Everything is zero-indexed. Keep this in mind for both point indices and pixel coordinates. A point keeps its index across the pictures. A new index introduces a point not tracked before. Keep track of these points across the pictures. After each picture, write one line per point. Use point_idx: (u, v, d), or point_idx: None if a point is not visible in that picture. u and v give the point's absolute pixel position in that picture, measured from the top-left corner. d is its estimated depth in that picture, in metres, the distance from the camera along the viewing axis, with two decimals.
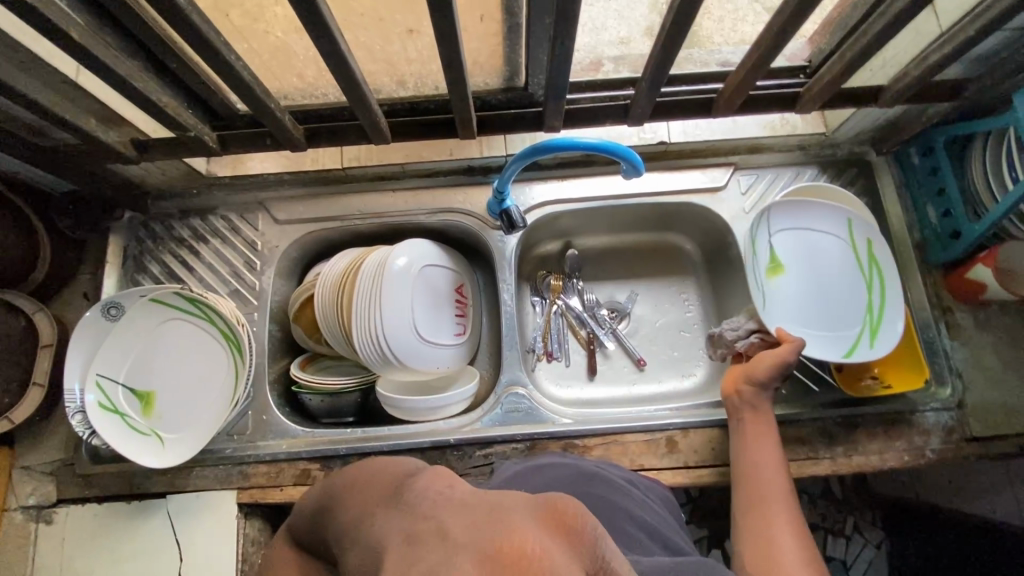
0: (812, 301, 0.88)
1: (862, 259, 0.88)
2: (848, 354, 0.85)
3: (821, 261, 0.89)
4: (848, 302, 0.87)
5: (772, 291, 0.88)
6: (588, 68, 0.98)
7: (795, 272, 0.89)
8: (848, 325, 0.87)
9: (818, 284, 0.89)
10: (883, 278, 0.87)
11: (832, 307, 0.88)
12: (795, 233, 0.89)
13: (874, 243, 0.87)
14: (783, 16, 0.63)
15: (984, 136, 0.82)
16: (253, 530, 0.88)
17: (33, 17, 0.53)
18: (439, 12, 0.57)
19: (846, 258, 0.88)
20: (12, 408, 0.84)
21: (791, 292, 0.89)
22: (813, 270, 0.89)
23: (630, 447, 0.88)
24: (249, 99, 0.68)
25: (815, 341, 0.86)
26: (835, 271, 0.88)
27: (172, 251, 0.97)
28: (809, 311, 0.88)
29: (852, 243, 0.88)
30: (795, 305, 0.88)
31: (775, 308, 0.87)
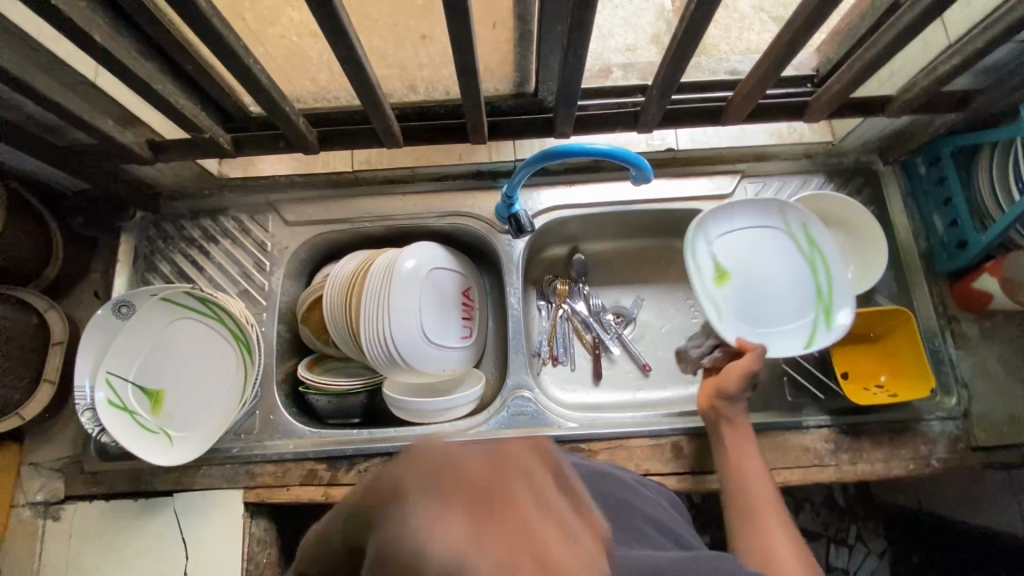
0: (767, 296, 0.91)
1: (802, 245, 0.91)
2: (813, 340, 0.88)
3: (766, 257, 0.92)
4: (802, 288, 0.90)
5: (725, 298, 0.90)
6: (596, 75, 0.99)
7: (738, 274, 0.91)
8: (803, 314, 0.89)
9: (766, 277, 0.91)
10: (826, 258, 0.90)
11: (785, 296, 0.90)
12: (728, 234, 0.92)
13: (810, 226, 0.91)
14: (794, 26, 0.64)
15: (991, 146, 0.83)
16: (258, 529, 0.88)
17: (56, 19, 0.54)
18: (455, 19, 0.58)
19: (787, 248, 0.91)
20: (23, 404, 0.85)
21: (743, 296, 0.91)
22: (756, 266, 0.92)
23: (635, 451, 0.88)
24: (265, 102, 0.69)
25: (779, 340, 0.89)
26: (781, 260, 0.91)
27: (182, 251, 0.98)
28: (766, 306, 0.90)
29: (788, 231, 0.92)
30: (748, 306, 0.90)
31: (733, 311, 0.90)
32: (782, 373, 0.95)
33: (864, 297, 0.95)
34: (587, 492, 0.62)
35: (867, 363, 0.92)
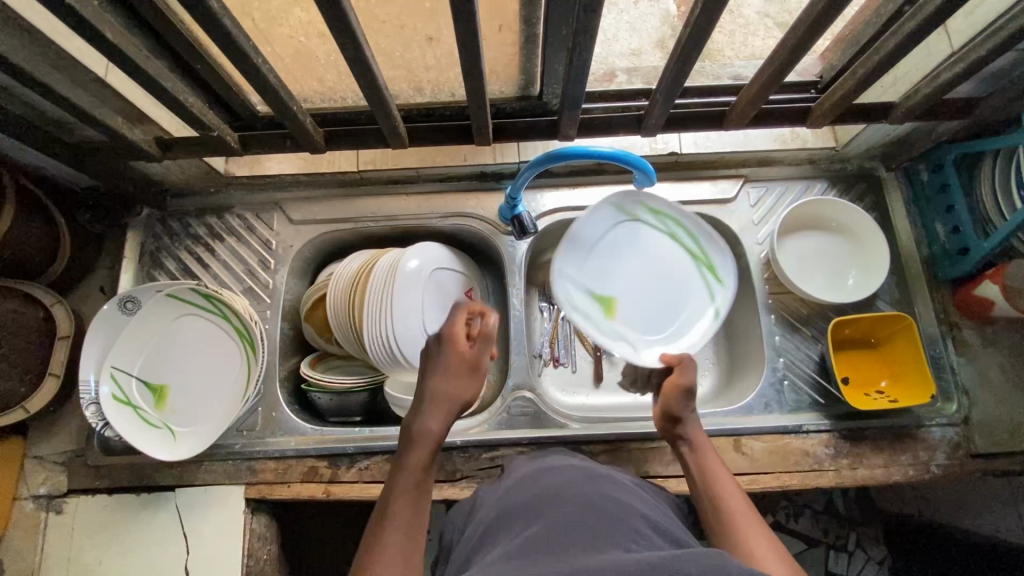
0: (659, 297, 0.93)
1: (651, 221, 0.92)
2: (719, 313, 0.92)
3: (639, 256, 0.93)
4: (681, 265, 0.93)
5: (624, 316, 0.91)
6: (601, 78, 1.00)
7: (617, 293, 0.92)
8: (692, 283, 0.93)
9: (645, 275, 0.93)
10: (678, 223, 0.92)
11: (665, 285, 0.93)
12: (583, 266, 0.91)
13: (648, 202, 0.91)
14: (798, 32, 0.65)
15: (993, 154, 0.83)
16: (259, 525, 0.89)
17: (71, 18, 0.55)
18: (463, 22, 0.58)
19: (643, 235, 0.92)
20: (27, 398, 0.86)
21: (634, 307, 0.92)
22: (633, 275, 0.92)
23: (635, 453, 0.89)
24: (273, 102, 0.70)
25: (685, 327, 0.92)
26: (639, 256, 0.93)
27: (188, 248, 0.99)
28: (664, 304, 0.92)
29: (635, 216, 0.92)
30: (646, 312, 0.92)
31: (636, 319, 0.91)
32: (781, 377, 0.92)
33: (866, 302, 0.95)
34: (585, 493, 0.62)
35: (867, 368, 0.93)
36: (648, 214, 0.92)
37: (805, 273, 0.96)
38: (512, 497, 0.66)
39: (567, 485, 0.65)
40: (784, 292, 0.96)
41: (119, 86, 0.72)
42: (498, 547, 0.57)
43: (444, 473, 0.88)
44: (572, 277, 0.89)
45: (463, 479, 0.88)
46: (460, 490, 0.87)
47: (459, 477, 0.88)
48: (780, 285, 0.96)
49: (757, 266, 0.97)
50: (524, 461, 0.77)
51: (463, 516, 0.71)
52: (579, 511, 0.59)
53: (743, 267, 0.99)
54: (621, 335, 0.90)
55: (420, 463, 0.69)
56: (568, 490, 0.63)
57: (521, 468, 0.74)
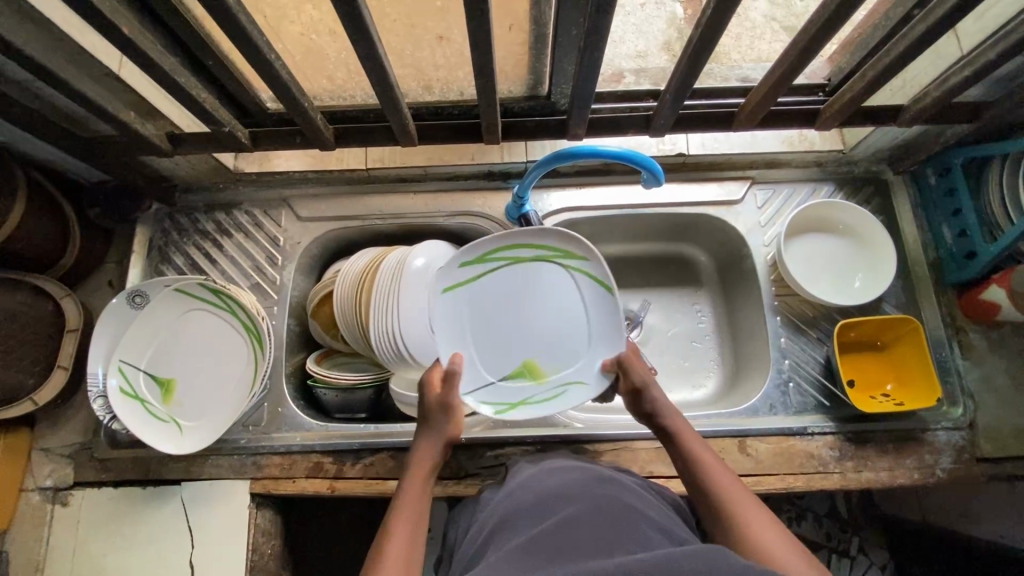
0: (565, 325, 0.83)
1: (474, 270, 0.81)
2: (606, 285, 0.81)
3: (476, 309, 0.82)
4: (511, 290, 0.83)
5: (547, 364, 0.83)
6: (609, 79, 1.00)
7: (527, 349, 0.83)
8: (565, 279, 0.82)
9: (540, 309, 0.83)
10: (466, 264, 0.81)
11: (562, 307, 0.82)
12: (474, 342, 0.82)
13: (455, 262, 0.80)
14: (808, 34, 0.65)
15: (1002, 159, 0.83)
16: (263, 520, 0.89)
17: (89, 12, 0.56)
18: (475, 20, 0.59)
19: (488, 283, 0.82)
20: (36, 390, 0.86)
21: (546, 352, 0.83)
22: (524, 325, 0.83)
23: (639, 453, 0.89)
24: (285, 98, 0.70)
25: (596, 323, 0.82)
26: (528, 293, 0.83)
27: (196, 243, 0.99)
28: (572, 326, 0.82)
29: (456, 279, 0.81)
30: (553, 343, 0.83)
31: (556, 349, 0.83)
32: (786, 380, 0.92)
33: (872, 305, 0.95)
34: (590, 494, 0.63)
35: (872, 372, 0.93)
36: (454, 286, 0.82)
37: (811, 275, 0.96)
38: (516, 497, 0.66)
39: (572, 486, 0.65)
40: (790, 294, 0.96)
41: (133, 81, 0.73)
42: (503, 547, 0.57)
43: (448, 471, 0.88)
44: (483, 372, 0.82)
45: (468, 477, 0.88)
46: (464, 488, 0.87)
47: (463, 475, 0.88)
48: (786, 287, 0.96)
49: (763, 268, 0.97)
50: (528, 461, 0.78)
51: (468, 517, 0.71)
52: (583, 511, 0.59)
53: (749, 269, 0.99)
54: (565, 383, 0.83)
55: (421, 473, 0.70)
56: (573, 492, 0.63)
57: (525, 468, 0.74)
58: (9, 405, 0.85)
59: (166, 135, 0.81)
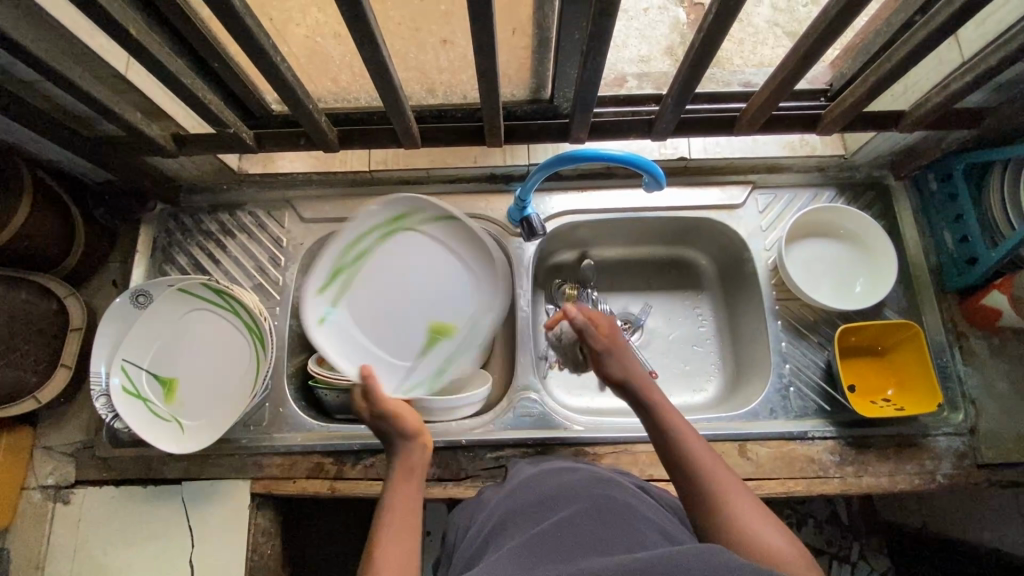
0: (435, 284, 0.91)
1: (327, 273, 0.88)
2: (442, 219, 0.90)
3: (378, 298, 0.90)
4: (403, 268, 0.90)
5: (444, 318, 0.90)
6: (611, 83, 1.01)
7: (425, 314, 0.90)
8: (413, 252, 0.91)
9: (388, 283, 0.90)
10: (339, 262, 0.89)
11: (365, 277, 0.90)
12: (377, 324, 0.89)
13: (332, 266, 0.88)
14: (810, 40, 0.65)
15: (1003, 165, 0.83)
16: (263, 520, 0.89)
17: (98, 14, 0.56)
18: (479, 25, 0.59)
19: (376, 269, 0.90)
20: (39, 388, 0.86)
21: (455, 309, 0.91)
22: (416, 296, 0.90)
23: (639, 456, 0.89)
24: (290, 99, 0.71)
25: (473, 270, 0.92)
26: (389, 269, 0.90)
27: (199, 244, 1.00)
28: (458, 287, 0.91)
29: (334, 271, 0.89)
30: (447, 298, 0.91)
31: (451, 298, 0.91)
32: (786, 384, 0.92)
33: (873, 310, 0.95)
34: (590, 494, 0.63)
35: (873, 376, 0.93)
36: (341, 298, 0.89)
37: (812, 280, 0.96)
38: (517, 498, 0.66)
39: (572, 486, 0.65)
40: (791, 299, 0.96)
41: (139, 82, 0.74)
42: (502, 548, 0.57)
43: (448, 473, 0.88)
44: (381, 353, 0.89)
45: (468, 479, 0.88)
46: (464, 490, 0.87)
47: (463, 476, 0.88)
48: (787, 292, 0.96)
49: (764, 272, 0.98)
50: (528, 462, 0.78)
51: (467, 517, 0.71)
52: (584, 510, 0.59)
53: (750, 273, 0.99)
54: (468, 323, 0.91)
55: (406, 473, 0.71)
56: (573, 492, 0.63)
57: (526, 470, 0.74)
58: (12, 402, 0.85)
59: (172, 136, 0.82)
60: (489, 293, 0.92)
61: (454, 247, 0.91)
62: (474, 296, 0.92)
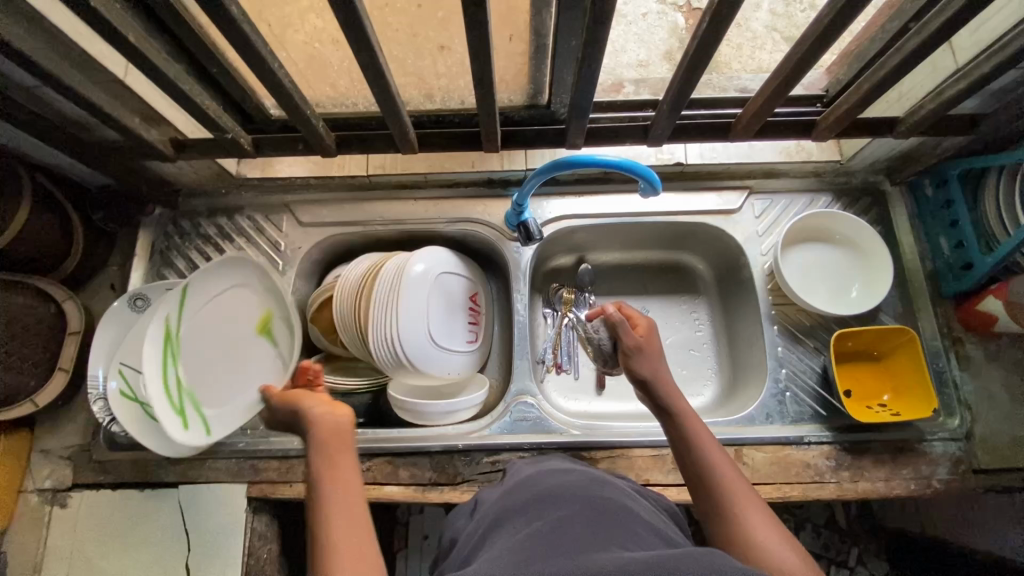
0: (222, 324, 0.89)
1: (173, 400, 0.81)
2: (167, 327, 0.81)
3: (234, 370, 0.89)
4: (230, 345, 0.90)
5: (246, 318, 0.92)
6: (609, 89, 1.01)
7: (247, 334, 0.91)
8: (190, 324, 0.84)
9: (212, 351, 0.87)
10: (173, 380, 0.81)
11: (199, 382, 0.85)
12: (257, 378, 0.91)
13: (188, 403, 0.83)
14: (804, 47, 0.65)
15: (997, 170, 0.84)
16: (260, 524, 0.89)
17: (96, 21, 0.56)
18: (475, 31, 0.60)
19: (203, 363, 0.86)
20: (37, 391, 0.87)
21: (236, 325, 0.90)
22: (231, 341, 0.89)
23: (636, 461, 0.89)
24: (287, 105, 0.71)
25: (216, 308, 0.88)
26: (211, 345, 0.88)
27: (198, 248, 1.00)
28: (225, 322, 0.89)
29: (175, 395, 0.82)
30: (227, 323, 0.89)
31: (244, 304, 0.91)
32: (783, 389, 0.92)
33: (869, 315, 0.95)
34: (587, 494, 0.63)
35: (869, 381, 0.93)
36: (203, 409, 0.84)
37: (808, 285, 0.96)
38: (513, 495, 0.66)
39: (569, 486, 0.65)
40: (787, 304, 0.96)
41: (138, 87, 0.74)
42: (499, 543, 0.57)
43: (445, 477, 0.89)
44: (262, 381, 0.91)
45: (465, 483, 0.88)
46: (461, 494, 0.87)
47: (460, 480, 0.88)
48: (783, 297, 0.97)
49: (761, 277, 0.98)
50: (524, 462, 0.78)
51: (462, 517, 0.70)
52: (580, 510, 0.59)
53: (746, 278, 1.00)
54: (272, 295, 0.94)
55: (334, 439, 0.67)
56: (570, 491, 0.63)
57: (523, 469, 0.74)
58: (10, 405, 0.85)
59: (170, 140, 0.82)
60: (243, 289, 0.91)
61: (232, 277, 0.89)
62: (253, 273, 0.91)
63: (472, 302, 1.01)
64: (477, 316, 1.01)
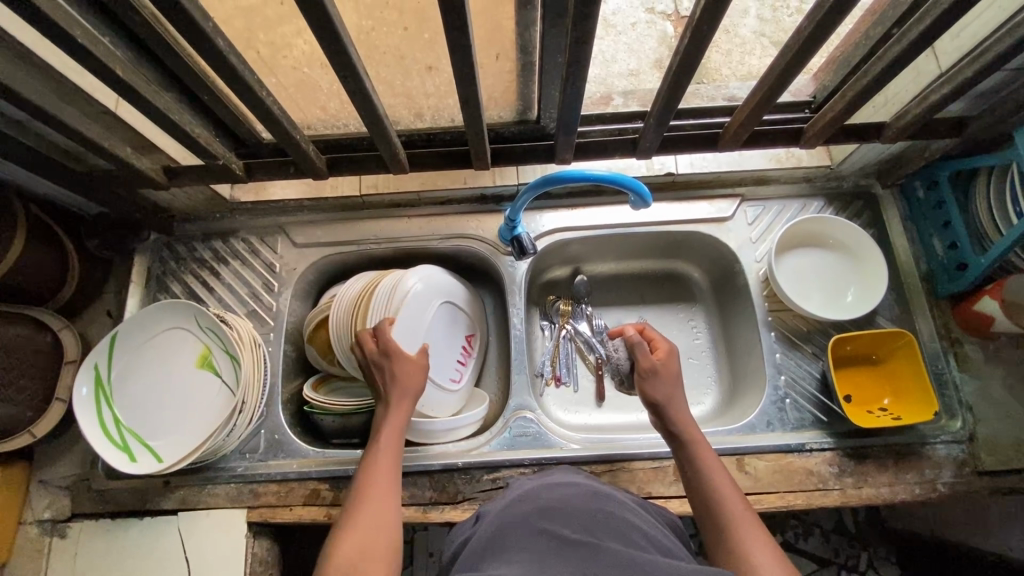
0: (164, 360, 0.89)
1: (115, 435, 0.84)
2: (95, 367, 0.85)
3: (179, 402, 0.87)
4: (177, 377, 0.88)
5: (188, 353, 0.89)
6: (599, 101, 0.99)
7: (187, 368, 0.89)
8: (122, 364, 0.87)
9: (156, 388, 0.88)
10: (107, 418, 0.84)
11: (143, 418, 0.86)
12: (203, 408, 0.87)
13: (132, 435, 0.84)
14: (786, 57, 0.66)
15: (988, 171, 0.84)
16: (261, 549, 0.89)
17: (84, 57, 0.57)
18: (458, 53, 0.61)
19: (146, 398, 0.87)
20: (34, 423, 0.86)
21: (176, 360, 0.89)
22: (173, 374, 0.88)
23: (638, 474, 0.88)
24: (278, 131, 0.72)
25: (151, 346, 0.89)
26: (154, 380, 0.88)
27: (194, 272, 1.00)
28: (165, 356, 0.89)
29: (114, 431, 0.84)
30: (166, 360, 0.89)
31: (184, 342, 0.89)
32: (782, 396, 0.92)
33: (867, 318, 0.95)
34: (589, 508, 0.63)
35: (869, 385, 0.92)
36: (149, 441, 0.85)
37: (804, 291, 0.96)
38: (514, 508, 0.66)
39: (570, 498, 0.65)
40: (783, 309, 0.96)
41: (130, 118, 0.75)
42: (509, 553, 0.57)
43: (446, 496, 0.88)
44: (213, 411, 0.87)
45: (465, 501, 0.87)
46: (462, 512, 0.87)
47: (460, 499, 0.88)
48: (779, 303, 0.97)
49: (756, 284, 0.98)
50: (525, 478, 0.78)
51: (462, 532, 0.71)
52: (583, 525, 0.59)
53: (742, 285, 1.00)
54: (209, 332, 0.89)
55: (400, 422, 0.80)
56: (574, 504, 0.63)
57: (525, 482, 0.74)
58: (7, 437, 0.85)
59: (162, 168, 0.82)
60: (179, 327, 0.89)
61: (168, 316, 0.89)
62: (188, 312, 0.88)
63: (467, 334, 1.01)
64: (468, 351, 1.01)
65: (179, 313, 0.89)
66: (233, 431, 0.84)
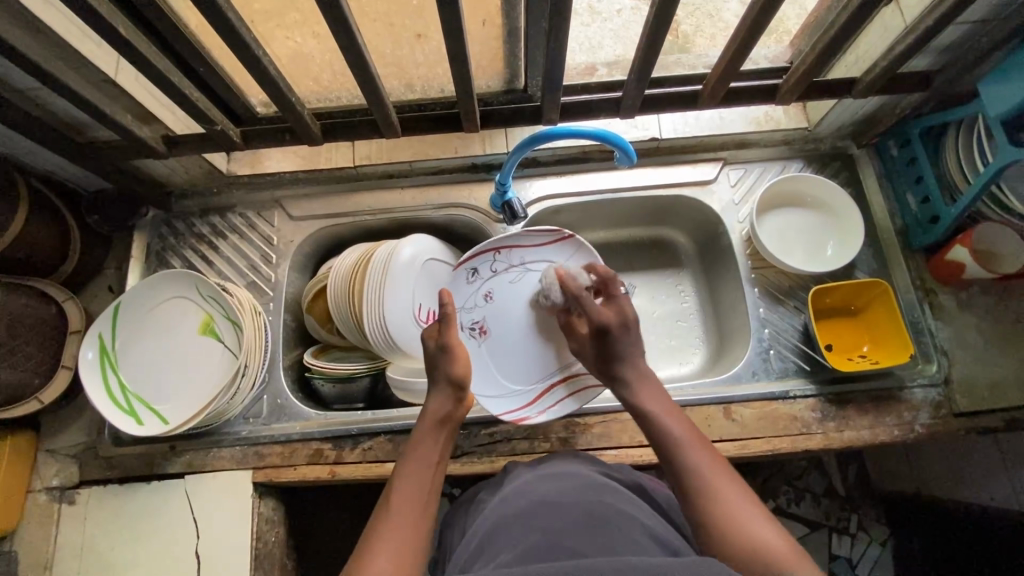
0: (169, 329, 0.91)
1: (120, 400, 0.86)
2: (102, 336, 0.87)
3: (184, 369, 0.90)
4: (180, 345, 0.91)
5: (190, 320, 0.91)
6: (583, 72, 1.04)
7: (192, 337, 0.91)
8: (127, 332, 0.89)
9: (160, 354, 0.90)
10: (113, 385, 0.86)
11: (148, 383, 0.88)
12: (206, 373, 0.89)
13: (139, 401, 0.87)
14: (757, 7, 0.69)
15: (956, 125, 0.88)
16: (267, 509, 0.91)
17: (87, 12, 0.59)
18: (447, 9, 0.63)
19: (150, 366, 0.89)
20: (42, 389, 0.88)
21: (182, 329, 0.91)
22: (177, 343, 0.91)
23: (629, 424, 0.91)
24: (275, 95, 0.75)
25: (155, 313, 0.91)
26: (159, 348, 0.90)
27: (192, 247, 1.03)
28: (171, 326, 0.91)
29: (118, 398, 0.86)
30: (170, 328, 0.91)
31: (186, 310, 0.91)
32: (767, 348, 0.95)
33: (845, 272, 0.99)
34: (585, 501, 0.65)
35: (849, 335, 0.97)
36: (155, 405, 0.87)
37: (786, 247, 1.00)
38: (507, 503, 0.69)
39: (569, 494, 0.67)
40: (766, 266, 1.00)
41: (128, 86, 0.77)
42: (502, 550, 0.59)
43: None
44: (215, 375, 0.89)
45: (464, 456, 0.90)
46: (461, 466, 0.89)
47: (459, 453, 0.90)
48: (762, 260, 1.00)
49: (740, 243, 1.01)
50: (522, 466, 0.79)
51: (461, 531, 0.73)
52: (577, 522, 0.61)
53: (726, 245, 1.04)
54: (210, 300, 0.91)
55: (435, 416, 0.73)
56: (571, 500, 0.66)
57: (522, 474, 0.76)
58: (16, 404, 0.87)
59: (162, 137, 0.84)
60: (182, 296, 0.91)
61: (173, 287, 0.91)
62: (189, 282, 0.90)
63: (465, 321, 0.90)
64: (486, 332, 0.91)
65: (184, 282, 0.91)
66: (236, 395, 0.87)
